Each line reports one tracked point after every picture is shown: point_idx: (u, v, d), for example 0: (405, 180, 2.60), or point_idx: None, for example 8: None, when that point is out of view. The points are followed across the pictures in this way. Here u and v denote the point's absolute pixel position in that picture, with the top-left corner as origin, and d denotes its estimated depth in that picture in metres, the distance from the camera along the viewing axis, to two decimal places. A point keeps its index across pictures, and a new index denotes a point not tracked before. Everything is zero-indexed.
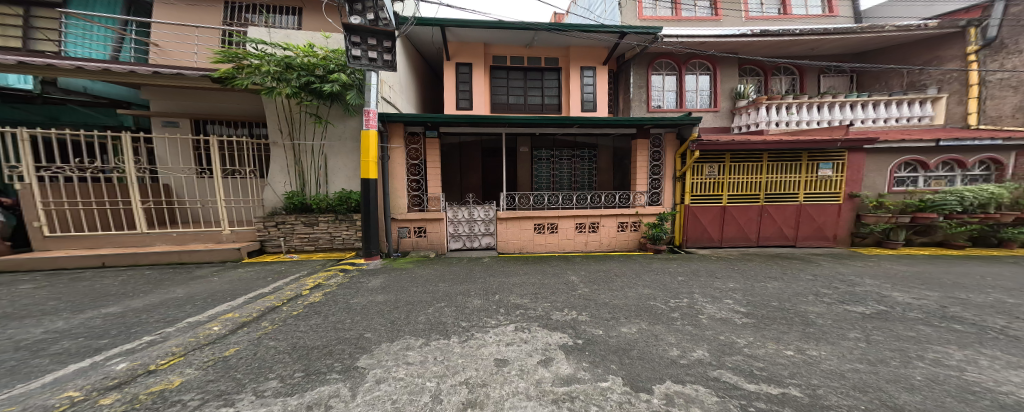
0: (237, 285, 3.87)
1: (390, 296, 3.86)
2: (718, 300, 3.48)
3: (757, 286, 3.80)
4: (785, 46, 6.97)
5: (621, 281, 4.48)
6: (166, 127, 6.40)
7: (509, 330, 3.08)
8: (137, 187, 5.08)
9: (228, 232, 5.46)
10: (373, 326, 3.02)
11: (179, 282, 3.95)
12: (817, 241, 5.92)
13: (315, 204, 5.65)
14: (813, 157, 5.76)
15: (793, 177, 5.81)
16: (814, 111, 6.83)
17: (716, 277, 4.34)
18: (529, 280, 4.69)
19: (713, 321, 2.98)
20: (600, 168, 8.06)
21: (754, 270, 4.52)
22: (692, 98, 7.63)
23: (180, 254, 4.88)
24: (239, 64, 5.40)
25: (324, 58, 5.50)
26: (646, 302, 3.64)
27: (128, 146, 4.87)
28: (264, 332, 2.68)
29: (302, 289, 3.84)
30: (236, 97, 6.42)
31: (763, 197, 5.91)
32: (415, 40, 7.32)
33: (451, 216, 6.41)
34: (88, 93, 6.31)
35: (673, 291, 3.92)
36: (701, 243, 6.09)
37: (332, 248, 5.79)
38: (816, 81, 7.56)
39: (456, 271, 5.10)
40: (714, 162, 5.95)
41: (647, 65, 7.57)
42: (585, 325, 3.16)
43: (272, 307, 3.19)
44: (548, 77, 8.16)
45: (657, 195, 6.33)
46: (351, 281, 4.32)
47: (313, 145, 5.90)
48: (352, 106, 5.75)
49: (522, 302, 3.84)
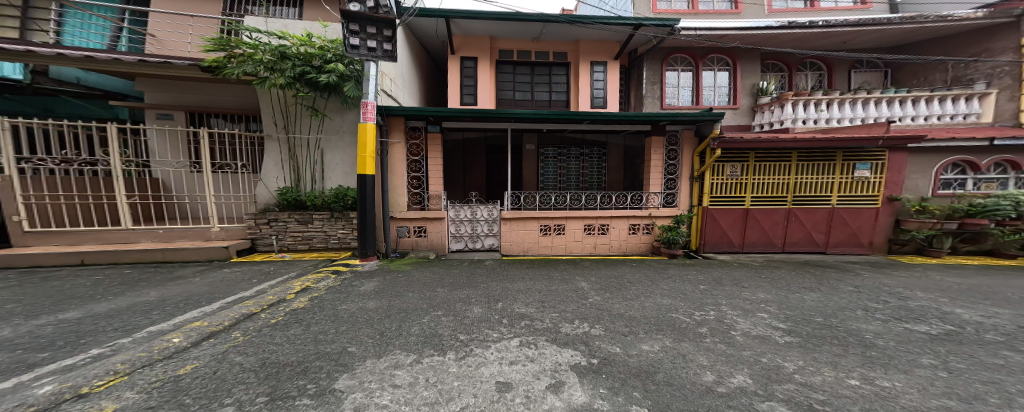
0: (217, 287, 3.56)
1: (382, 303, 3.50)
2: (750, 313, 3.07)
3: (792, 298, 3.38)
4: (813, 38, 6.52)
5: (636, 290, 4.07)
6: (161, 120, 6.14)
7: (513, 345, 2.71)
8: (122, 182, 4.79)
9: (218, 229, 5.17)
10: (359, 338, 2.69)
11: (157, 283, 3.67)
12: (849, 248, 5.44)
13: (309, 201, 5.35)
14: (849, 157, 5.27)
15: (826, 179, 5.32)
16: (844, 108, 6.29)
17: (743, 286, 3.90)
18: (535, 286, 4.31)
19: (750, 340, 2.57)
20: (610, 167, 7.68)
21: (784, 279, 4.09)
22: (710, 95, 7.18)
23: (164, 252, 4.60)
24: (231, 53, 5.03)
25: (321, 47, 5.16)
26: (667, 314, 3.26)
27: (115, 136, 4.64)
28: (233, 345, 2.35)
29: (287, 293, 3.50)
30: (233, 89, 6.16)
31: (790, 199, 5.43)
32: (417, 30, 7.00)
33: (452, 215, 6.08)
34: (82, 84, 6.11)
35: (696, 301, 3.51)
36: (720, 248, 5.66)
37: (327, 248, 5.50)
38: (846, 77, 7.03)
39: (457, 275, 4.73)
40: (737, 162, 5.50)
41: (662, 59, 7.17)
42: (599, 341, 2.79)
43: (248, 315, 2.85)
44: (556, 72, 7.80)
45: (672, 196, 5.92)
46: (343, 285, 3.99)
47: (308, 138, 5.60)
48: (350, 99, 5.41)
49: (528, 311, 3.46)
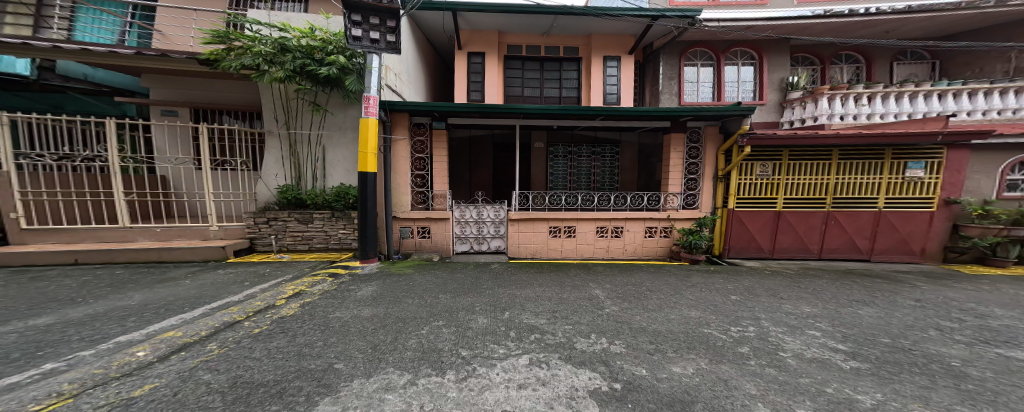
0: (206, 291, 3.33)
1: (379, 311, 3.22)
2: (798, 330, 2.72)
3: (845, 314, 3.00)
4: (851, 28, 5.97)
5: (658, 299, 3.68)
6: (165, 116, 6.07)
7: (521, 364, 2.36)
8: (119, 178, 4.61)
9: (216, 228, 4.98)
10: (348, 353, 2.40)
11: (145, 285, 3.45)
12: (895, 255, 4.91)
13: (309, 200, 5.13)
14: (899, 155, 4.73)
15: (871, 179, 4.80)
16: (893, 103, 5.49)
17: (780, 296, 3.49)
18: (545, 293, 3.95)
19: (805, 364, 2.28)
20: (623, 166, 7.28)
21: (828, 290, 3.66)
22: (732, 91, 6.71)
23: (159, 252, 4.43)
24: (229, 46, 4.84)
25: (323, 40, 4.93)
26: (697, 329, 2.92)
27: (113, 131, 4.48)
28: (205, 359, 2.04)
29: (277, 298, 3.22)
30: (236, 85, 6.04)
31: (829, 201, 4.93)
32: (423, 24, 6.77)
33: (457, 215, 5.79)
34: (88, 81, 5.96)
35: (729, 315, 3.13)
36: (747, 254, 5.19)
37: (327, 249, 5.28)
38: (887, 69, 6.43)
39: (461, 279, 4.41)
40: (768, 160, 5.02)
41: (680, 54, 6.73)
42: (622, 361, 2.44)
43: (230, 323, 2.55)
44: (567, 67, 7.45)
45: (692, 197, 5.49)
46: (338, 289, 3.73)
47: (309, 134, 5.40)
48: (352, 93, 5.17)
49: (538, 323, 3.11)
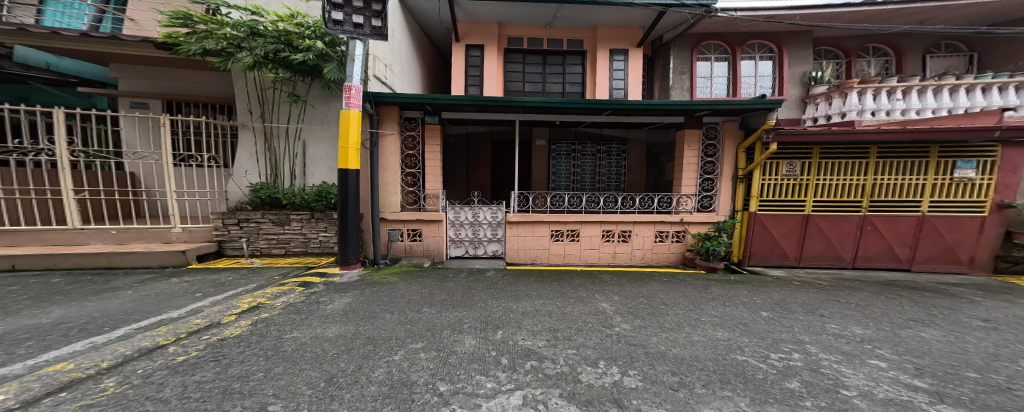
0: (145, 305, 2.84)
1: (347, 329, 2.71)
2: (856, 360, 2.17)
3: (908, 338, 2.45)
4: (883, 18, 5.44)
5: (675, 316, 3.16)
6: (135, 109, 5.60)
7: (511, 406, 1.84)
8: (69, 175, 4.14)
9: (180, 230, 4.50)
10: (290, 390, 1.87)
11: (75, 298, 2.96)
12: (940, 265, 4.40)
13: (286, 200, 4.64)
14: (946, 153, 4.22)
15: (914, 180, 4.30)
16: (930, 97, 5.00)
17: (823, 314, 2.96)
18: (545, 307, 3.44)
19: (879, 407, 1.73)
20: (631, 166, 6.79)
21: (875, 306, 3.13)
22: (749, 86, 6.23)
23: (109, 257, 3.94)
24: (192, 29, 4.37)
25: (299, 24, 4.45)
26: (729, 356, 2.39)
27: (62, 121, 4.01)
28: (91, 401, 1.58)
29: (227, 314, 2.75)
30: (212, 75, 5.56)
31: (865, 205, 4.42)
32: (417, 13, 6.30)
33: (451, 217, 5.28)
34: (53, 71, 5.47)
35: (765, 337, 2.59)
36: (771, 262, 4.69)
37: (306, 254, 4.79)
38: (919, 63, 5.90)
39: (451, 290, 3.90)
40: (797, 159, 4.52)
41: (692, 47, 6.26)
42: (637, 402, 1.91)
43: (148, 351, 2.11)
44: (570, 61, 6.98)
45: (709, 199, 4.97)
46: (306, 302, 3.23)
47: (287, 128, 4.93)
48: (333, 83, 4.69)
49: (535, 346, 2.60)
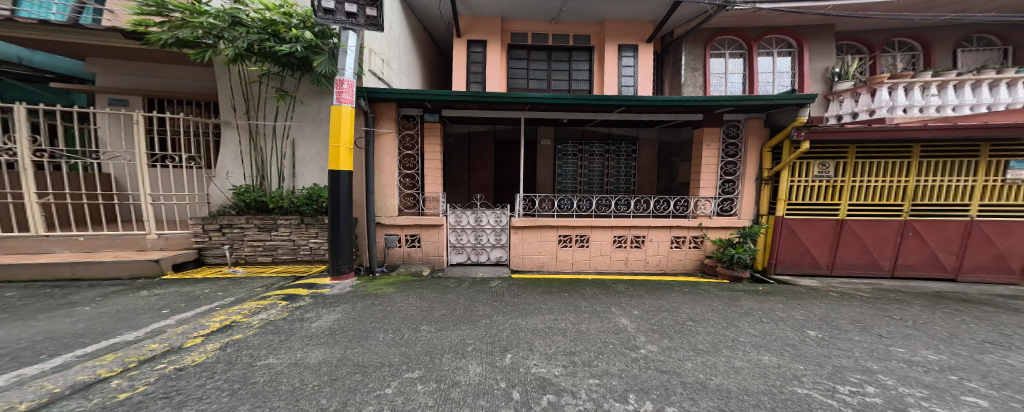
0: (97, 326, 2.44)
1: (331, 354, 2.32)
2: (948, 397, 1.78)
3: (998, 367, 2.07)
4: (913, 9, 5.10)
5: (708, 335, 2.78)
6: (114, 106, 5.26)
7: None
8: (32, 178, 3.77)
9: (155, 236, 4.12)
10: None
11: (19, 317, 2.57)
12: (988, 274, 4.04)
13: (272, 204, 4.26)
14: (995, 153, 3.87)
15: (961, 182, 3.94)
16: (970, 93, 4.65)
17: (881, 334, 2.57)
18: (558, 323, 3.05)
19: None
20: (641, 167, 6.43)
21: (937, 324, 2.74)
22: (766, 82, 5.89)
23: (72, 267, 3.55)
24: (168, 18, 4.01)
25: (286, 12, 4.09)
26: (786, 388, 1.99)
27: (24, 118, 3.64)
28: None
29: (192, 337, 2.37)
30: (196, 69, 5.21)
31: (904, 209, 4.07)
32: (415, 6, 5.96)
33: (452, 222, 4.90)
34: (25, 65, 5.18)
35: (822, 364, 2.20)
36: (800, 270, 4.32)
37: (294, 262, 4.41)
38: (948, 57, 5.57)
39: (451, 303, 3.52)
40: (829, 159, 4.16)
41: (706, 41, 5.92)
42: None
43: (84, 387, 1.72)
44: (577, 58, 6.64)
45: (730, 202, 4.61)
46: (288, 319, 2.84)
47: (274, 125, 4.57)
48: (324, 76, 4.34)
49: (553, 375, 2.20)
